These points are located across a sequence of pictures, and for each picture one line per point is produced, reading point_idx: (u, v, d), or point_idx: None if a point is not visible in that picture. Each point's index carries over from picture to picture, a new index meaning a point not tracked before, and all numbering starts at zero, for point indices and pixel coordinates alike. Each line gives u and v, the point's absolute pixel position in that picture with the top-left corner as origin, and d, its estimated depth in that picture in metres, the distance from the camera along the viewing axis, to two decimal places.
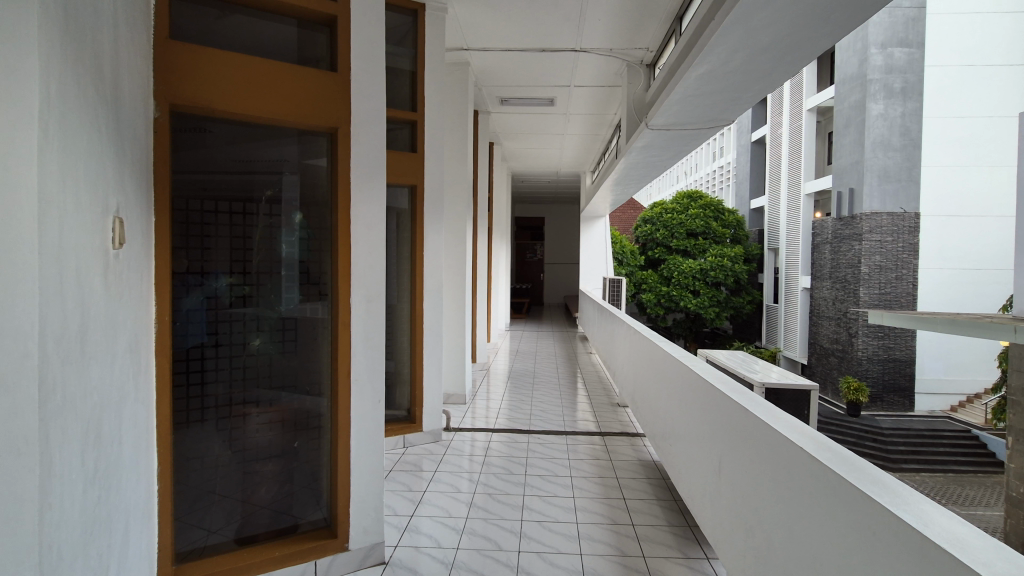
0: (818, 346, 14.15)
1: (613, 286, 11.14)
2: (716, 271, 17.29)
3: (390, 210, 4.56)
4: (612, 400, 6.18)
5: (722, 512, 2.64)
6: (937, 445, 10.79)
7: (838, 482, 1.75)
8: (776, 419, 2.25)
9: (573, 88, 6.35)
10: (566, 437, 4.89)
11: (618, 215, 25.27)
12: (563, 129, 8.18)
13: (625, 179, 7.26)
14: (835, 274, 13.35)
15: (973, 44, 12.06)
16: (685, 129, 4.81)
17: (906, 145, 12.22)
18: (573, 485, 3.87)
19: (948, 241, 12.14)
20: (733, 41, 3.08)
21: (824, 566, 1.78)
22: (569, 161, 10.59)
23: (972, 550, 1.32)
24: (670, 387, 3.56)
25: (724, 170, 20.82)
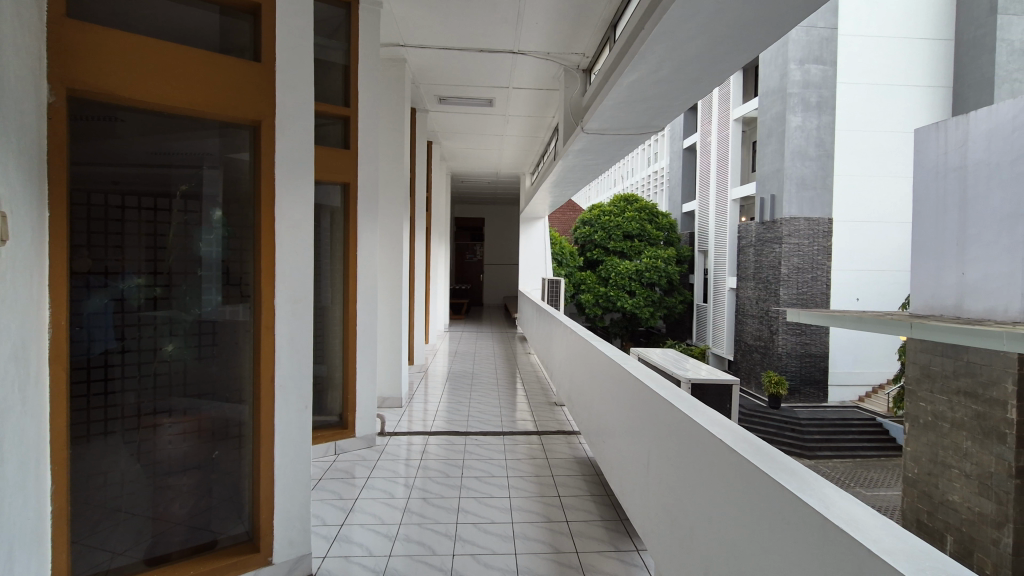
0: (743, 343, 14.98)
1: (551, 287, 11.30)
2: (651, 272, 17.93)
3: (321, 208, 4.38)
4: (550, 400, 6.25)
5: (649, 505, 2.73)
6: (846, 432, 11.69)
7: (752, 472, 1.84)
8: (698, 414, 2.35)
9: (512, 90, 6.37)
10: (504, 438, 4.91)
11: (557, 216, 25.69)
12: (502, 130, 8.19)
13: (562, 182, 7.38)
14: (758, 275, 14.17)
15: (876, 64, 13.20)
16: (618, 134, 4.95)
17: (821, 155, 13.15)
18: (508, 485, 3.88)
19: (856, 245, 13.23)
20: (662, 50, 3.18)
21: (741, 551, 1.87)
22: (508, 162, 10.61)
23: (866, 528, 1.44)
24: (604, 386, 3.63)
25: (658, 175, 21.65)
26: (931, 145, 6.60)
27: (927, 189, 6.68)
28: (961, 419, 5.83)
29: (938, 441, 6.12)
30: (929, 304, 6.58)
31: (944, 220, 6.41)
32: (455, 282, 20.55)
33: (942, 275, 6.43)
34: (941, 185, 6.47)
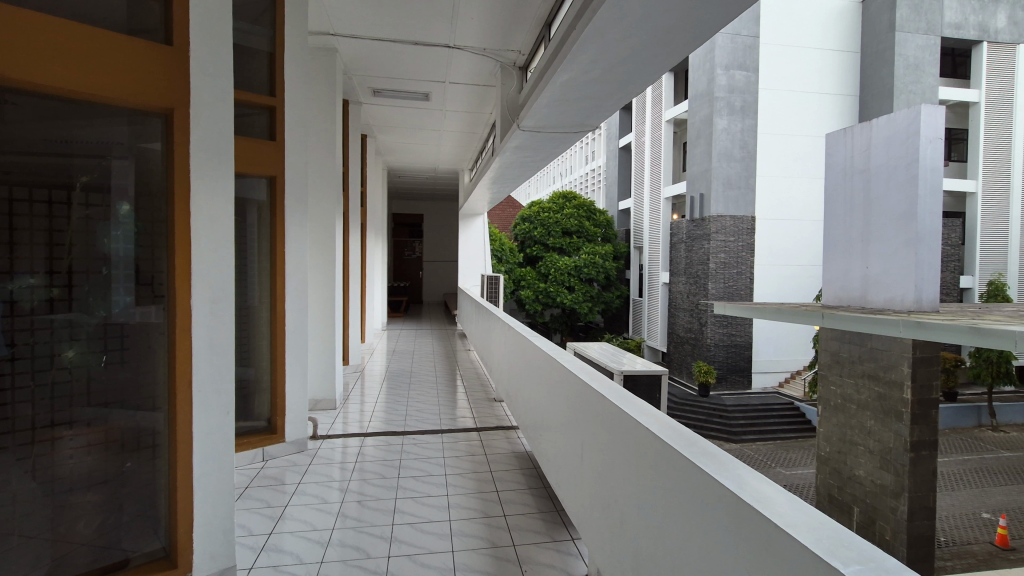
0: (675, 335, 15.65)
1: (490, 284, 11.31)
2: (589, 268, 18.28)
3: (245, 202, 4.15)
4: (489, 396, 6.27)
5: (584, 495, 2.79)
6: (769, 417, 12.50)
7: (676, 458, 1.92)
8: (628, 404, 2.43)
9: (449, 84, 6.29)
10: (442, 436, 4.87)
11: (497, 213, 25.72)
12: (440, 125, 8.09)
13: (500, 178, 7.40)
14: (689, 271, 14.84)
15: (794, 72, 14.11)
16: (554, 132, 5.01)
17: (745, 157, 13.91)
18: (446, 483, 3.86)
19: (776, 241, 14.16)
20: (593, 51, 3.25)
21: (668, 535, 1.95)
22: (446, 157, 10.50)
23: (775, 506, 1.54)
24: (541, 381, 3.68)
25: (595, 173, 22.15)
26: (840, 150, 7.13)
27: (834, 190, 7.22)
28: (866, 400, 6.36)
29: (846, 422, 6.62)
30: (838, 296, 7.14)
31: (851, 218, 6.97)
32: (393, 279, 20.14)
33: (849, 269, 6.99)
34: (847, 186, 7.01)
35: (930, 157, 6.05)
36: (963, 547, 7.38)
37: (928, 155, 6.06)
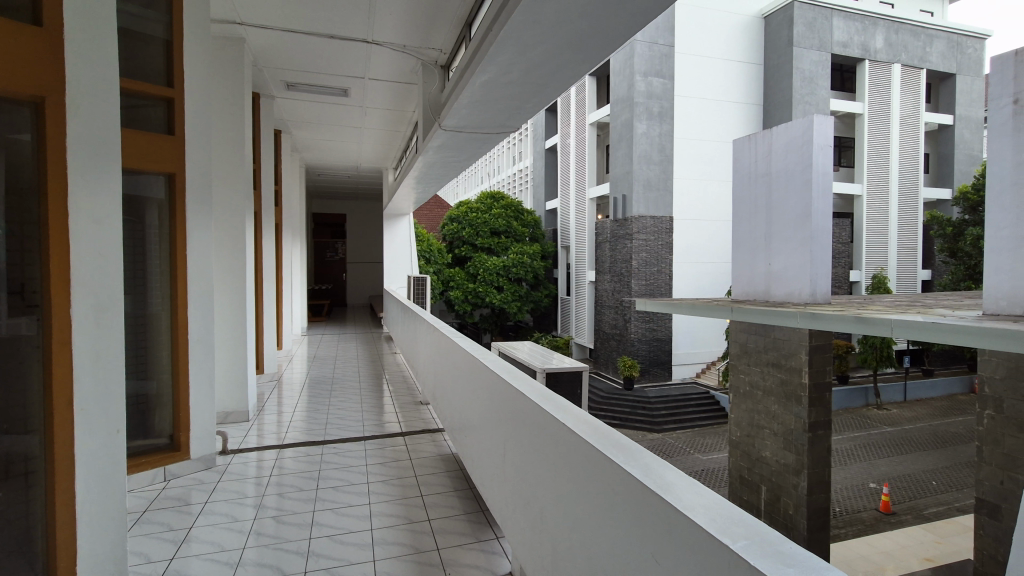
0: (601, 332, 16.16)
1: (417, 284, 11.13)
2: (518, 268, 18.43)
3: (141, 200, 3.80)
4: (416, 399, 6.16)
5: (505, 494, 2.82)
6: (688, 406, 13.20)
7: (586, 450, 1.99)
8: (546, 400, 2.48)
9: (368, 81, 6.12)
10: (365, 443, 4.73)
11: (424, 212, 25.34)
12: (361, 122, 7.85)
13: (424, 177, 7.30)
14: (614, 269, 15.41)
15: (707, 81, 14.99)
16: (476, 133, 5.00)
17: (663, 160, 14.60)
18: (369, 491, 3.74)
19: (692, 240, 15.00)
20: (509, 53, 3.28)
21: (583, 527, 2.01)
22: (369, 156, 10.20)
23: (676, 490, 1.62)
24: (464, 382, 3.66)
25: (522, 174, 22.41)
26: (746, 155, 7.62)
27: (741, 192, 7.74)
28: (771, 386, 6.86)
29: (754, 408, 7.11)
30: (745, 291, 7.68)
31: (755, 219, 7.51)
32: (314, 282, 19.34)
33: (754, 266, 7.54)
34: (750, 188, 7.55)
35: (822, 164, 6.64)
36: (853, 515, 8.19)
37: (820, 162, 6.65)
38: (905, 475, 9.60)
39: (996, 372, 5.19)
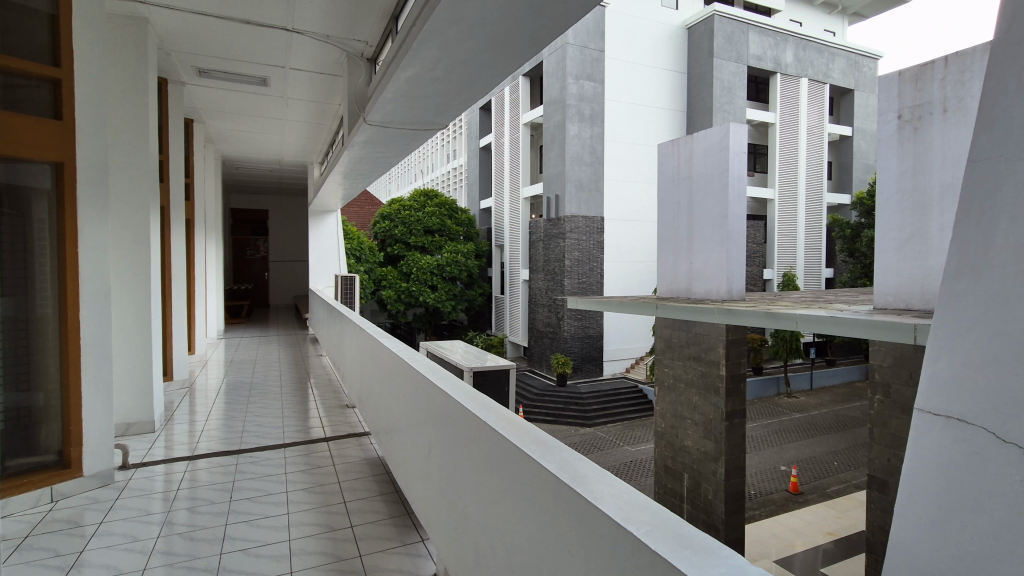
0: (535, 330, 16.38)
1: (344, 284, 10.77)
2: (452, 267, 18.28)
3: (21, 191, 3.43)
4: (342, 402, 5.96)
5: (430, 496, 2.78)
6: (618, 401, 13.65)
7: (505, 447, 2.00)
8: (470, 400, 2.47)
9: (289, 71, 5.84)
10: (286, 450, 4.51)
11: (355, 209, 24.56)
12: (281, 114, 7.49)
13: (351, 173, 7.08)
14: (547, 268, 15.68)
15: (635, 86, 15.54)
16: (402, 129, 4.91)
17: (594, 162, 15.00)
18: (287, 501, 3.57)
19: (621, 240, 15.53)
20: (434, 49, 3.23)
21: (503, 524, 2.01)
22: (292, 149, 9.75)
23: (588, 482, 1.66)
24: (390, 384, 3.58)
25: (456, 172, 22.25)
26: (668, 158, 7.94)
27: (664, 194, 8.04)
28: (692, 378, 7.22)
29: (677, 399, 7.45)
30: (669, 288, 8.03)
31: (677, 220, 7.85)
32: (233, 282, 18.29)
33: (677, 265, 7.90)
34: (673, 190, 7.87)
35: (737, 169, 7.07)
36: (766, 496, 8.79)
37: (735, 167, 7.08)
38: (811, 457, 10.45)
39: (885, 361, 5.73)
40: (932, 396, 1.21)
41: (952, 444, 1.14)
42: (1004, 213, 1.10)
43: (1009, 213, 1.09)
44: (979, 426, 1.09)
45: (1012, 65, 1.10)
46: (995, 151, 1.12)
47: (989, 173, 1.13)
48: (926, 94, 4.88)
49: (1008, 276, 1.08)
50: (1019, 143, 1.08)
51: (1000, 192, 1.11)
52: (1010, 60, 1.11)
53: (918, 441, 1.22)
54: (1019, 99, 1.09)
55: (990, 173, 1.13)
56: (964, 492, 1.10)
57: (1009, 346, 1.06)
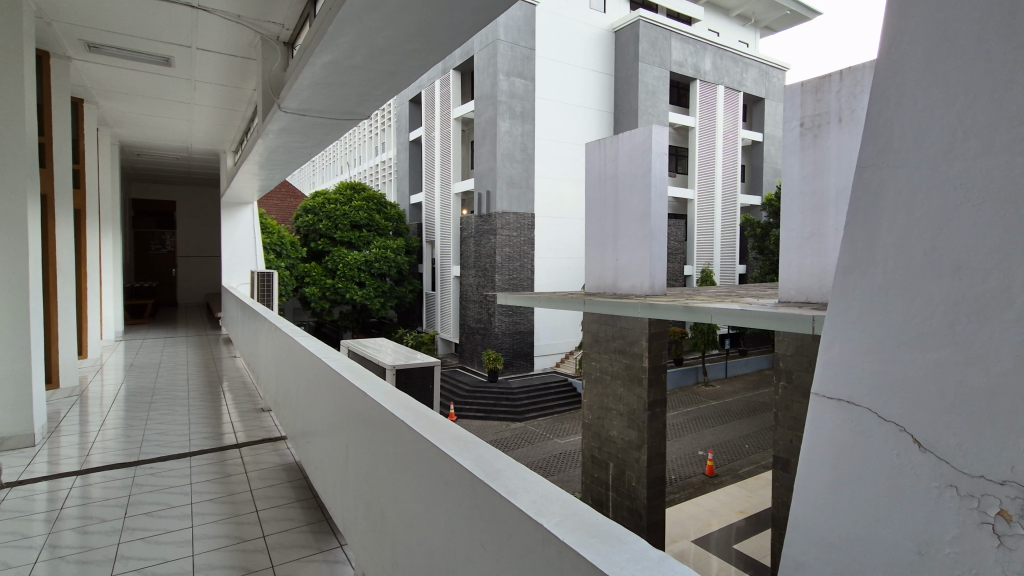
0: (466, 326, 16.32)
1: (261, 281, 10.19)
2: (380, 262, 17.79)
3: None
4: (258, 406, 5.64)
5: (348, 500, 2.68)
6: (547, 395, 13.89)
7: (422, 445, 1.96)
8: (388, 399, 2.39)
9: (196, 51, 5.42)
10: (192, 459, 4.20)
11: (276, 201, 23.32)
12: (189, 97, 6.95)
13: (268, 163, 6.70)
14: (478, 264, 15.69)
15: (564, 86, 15.82)
16: (321, 118, 4.70)
17: (525, 159, 15.13)
18: (192, 513, 3.32)
19: (551, 236, 15.81)
20: (352, 35, 3.10)
21: (420, 524, 1.97)
22: (202, 136, 9.09)
23: (503, 478, 1.65)
24: (307, 385, 3.41)
25: (384, 165, 21.66)
26: (595, 157, 8.14)
27: (591, 191, 8.24)
28: (616, 370, 7.48)
29: (603, 391, 7.68)
30: (596, 284, 8.30)
31: (604, 217, 8.07)
32: (135, 279, 16.79)
33: (603, 260, 8.14)
34: (600, 188, 8.09)
35: (659, 169, 7.38)
36: (685, 480, 9.30)
37: (658, 167, 7.38)
38: (725, 441, 11.18)
39: (788, 350, 6.22)
40: (826, 381, 1.35)
41: (844, 424, 1.29)
42: (886, 215, 1.26)
43: (892, 214, 1.25)
44: (865, 408, 1.25)
45: (893, 85, 1.26)
46: (879, 158, 1.28)
47: (874, 178, 1.29)
48: (824, 104, 5.28)
49: (889, 273, 1.24)
50: (898, 154, 1.24)
51: (882, 195, 1.27)
52: (892, 79, 1.27)
53: (814, 422, 1.36)
54: (899, 115, 1.26)
55: (874, 179, 1.29)
56: (850, 465, 1.26)
57: (891, 335, 1.22)
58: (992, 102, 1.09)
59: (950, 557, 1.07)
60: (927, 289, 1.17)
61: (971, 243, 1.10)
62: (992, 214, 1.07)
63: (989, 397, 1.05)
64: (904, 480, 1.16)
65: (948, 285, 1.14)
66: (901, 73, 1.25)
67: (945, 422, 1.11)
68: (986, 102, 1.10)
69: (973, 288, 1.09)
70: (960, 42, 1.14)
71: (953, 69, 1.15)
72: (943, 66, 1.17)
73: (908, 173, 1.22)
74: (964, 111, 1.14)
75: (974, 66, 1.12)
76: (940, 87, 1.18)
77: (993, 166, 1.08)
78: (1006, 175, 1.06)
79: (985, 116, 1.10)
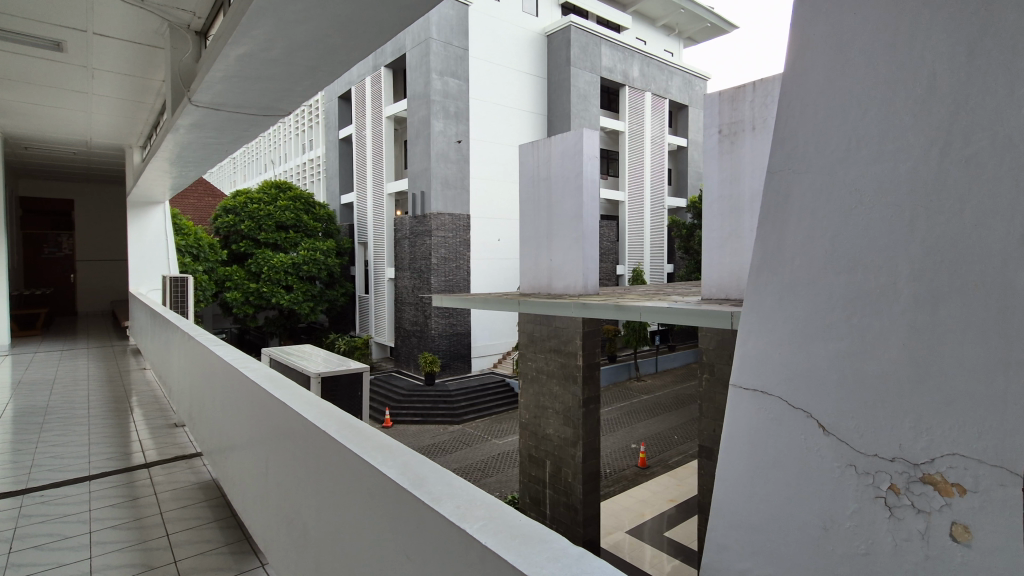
0: (401, 329, 16.00)
1: (175, 287, 9.50)
2: (309, 265, 17.04)
3: None
4: (171, 421, 5.24)
5: (269, 516, 2.54)
6: (485, 396, 13.89)
7: (344, 454, 1.89)
8: (311, 409, 2.29)
9: (93, 36, 4.94)
10: (93, 484, 3.83)
11: (193, 200, 21.83)
12: (86, 87, 6.35)
13: (179, 159, 6.24)
14: (413, 265, 15.46)
15: (498, 87, 15.88)
16: (238, 113, 4.43)
17: (460, 160, 15.05)
18: (91, 543, 3.04)
19: (486, 238, 15.83)
20: (269, 26, 2.95)
21: (343, 537, 1.90)
22: (104, 130, 8.35)
23: (427, 485, 1.62)
24: (224, 397, 3.20)
25: (312, 163, 20.83)
26: (528, 158, 8.22)
27: (525, 192, 8.32)
28: (551, 369, 7.60)
29: (539, 390, 7.77)
30: (530, 284, 8.40)
31: (538, 218, 8.17)
32: (25, 286, 15.12)
33: (537, 261, 8.25)
34: (533, 190, 8.19)
35: (590, 172, 7.57)
36: (619, 472, 9.62)
37: (588, 170, 7.56)
38: (655, 433, 11.66)
39: (710, 345, 6.57)
40: (743, 373, 1.44)
41: (758, 411, 1.38)
42: (792, 219, 1.36)
43: (797, 218, 1.36)
44: (776, 397, 1.35)
45: (797, 99, 1.38)
46: (784, 168, 1.39)
47: (781, 185, 1.40)
48: (740, 112, 5.61)
49: (795, 271, 1.35)
50: (802, 163, 1.36)
51: (789, 201, 1.38)
52: (796, 94, 1.39)
53: (732, 410, 1.45)
54: (802, 126, 1.38)
55: (782, 185, 1.40)
56: (766, 450, 1.35)
57: (797, 327, 1.33)
58: (881, 120, 1.23)
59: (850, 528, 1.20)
60: (826, 287, 1.29)
61: (863, 248, 1.23)
62: (882, 220, 1.21)
63: (880, 384, 1.18)
64: (811, 463, 1.27)
65: (842, 281, 1.27)
66: (805, 89, 1.37)
67: (841, 406, 1.24)
68: (874, 120, 1.24)
69: (867, 285, 1.22)
70: (853, 65, 1.28)
71: (848, 91, 1.29)
72: (839, 87, 1.30)
73: (810, 181, 1.34)
74: (856, 127, 1.27)
75: (865, 89, 1.26)
76: (837, 105, 1.31)
77: (881, 177, 1.22)
78: (892, 186, 1.20)
79: (876, 132, 1.24)
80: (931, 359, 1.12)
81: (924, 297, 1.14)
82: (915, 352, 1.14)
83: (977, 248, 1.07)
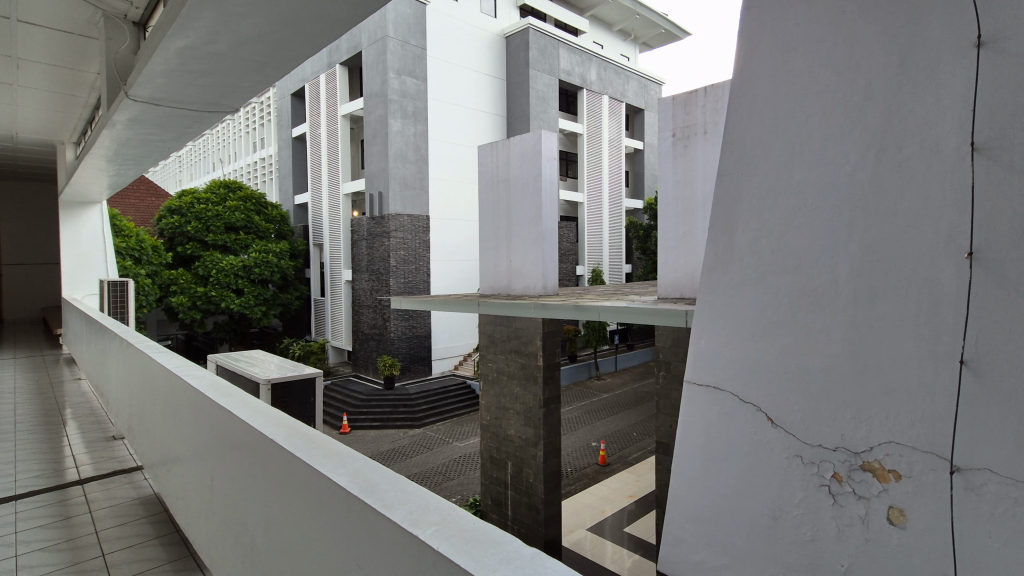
0: (359, 333, 15.68)
1: (112, 292, 8.95)
2: (261, 268, 16.41)
3: None
4: (108, 434, 4.93)
5: (214, 530, 2.42)
6: (445, 398, 13.77)
7: (292, 462, 1.83)
8: (257, 417, 2.20)
9: (18, 23, 4.60)
10: (18, 503, 3.55)
11: (134, 200, 20.71)
12: (13, 78, 5.92)
13: (116, 156, 5.88)
14: (371, 267, 15.18)
15: (457, 88, 15.80)
16: (181, 109, 4.23)
17: (418, 160, 14.87)
18: (16, 566, 2.81)
19: (446, 239, 15.72)
20: (211, 19, 2.82)
21: (292, 548, 1.84)
22: (31, 124, 7.79)
23: (378, 492, 1.58)
24: (165, 406, 3.04)
25: (264, 162, 20.13)
26: (487, 159, 8.19)
27: (484, 193, 8.30)
28: (512, 369, 7.62)
29: (500, 391, 7.77)
30: (490, 285, 8.39)
31: (497, 219, 8.15)
32: None
33: (497, 262, 8.25)
34: (493, 191, 8.17)
35: (548, 174, 7.63)
36: (581, 470, 9.74)
37: (547, 172, 7.61)
38: (615, 431, 11.88)
39: (666, 343, 6.73)
40: (699, 374, 2.33)
41: (714, 407, 2.26)
42: (735, 287, 2.25)
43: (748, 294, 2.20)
44: (728, 394, 2.22)
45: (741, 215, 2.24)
46: (725, 254, 2.28)
47: (721, 262, 2.29)
48: (693, 116, 5.77)
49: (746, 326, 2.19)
50: (738, 253, 2.24)
51: (729, 274, 2.26)
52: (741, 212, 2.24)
53: (694, 400, 2.34)
54: (743, 232, 2.23)
55: (724, 263, 2.28)
56: (727, 435, 2.20)
57: (738, 359, 2.21)
58: (801, 245, 2.07)
59: (801, 515, 2.01)
60: (768, 341, 2.13)
61: (787, 319, 2.09)
62: (810, 311, 2.03)
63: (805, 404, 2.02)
64: (767, 455, 2.10)
65: (788, 338, 2.08)
66: (747, 210, 2.22)
67: (802, 412, 2.02)
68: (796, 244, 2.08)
69: (803, 351, 2.03)
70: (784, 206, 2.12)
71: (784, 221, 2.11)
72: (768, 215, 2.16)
73: (748, 267, 2.20)
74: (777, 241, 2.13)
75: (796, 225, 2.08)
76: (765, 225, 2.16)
77: (807, 283, 2.04)
78: (807, 286, 2.04)
79: (799, 251, 2.07)
80: (842, 397, 1.93)
81: (843, 365, 1.94)
82: (825, 388, 1.97)
83: (872, 339, 1.87)
